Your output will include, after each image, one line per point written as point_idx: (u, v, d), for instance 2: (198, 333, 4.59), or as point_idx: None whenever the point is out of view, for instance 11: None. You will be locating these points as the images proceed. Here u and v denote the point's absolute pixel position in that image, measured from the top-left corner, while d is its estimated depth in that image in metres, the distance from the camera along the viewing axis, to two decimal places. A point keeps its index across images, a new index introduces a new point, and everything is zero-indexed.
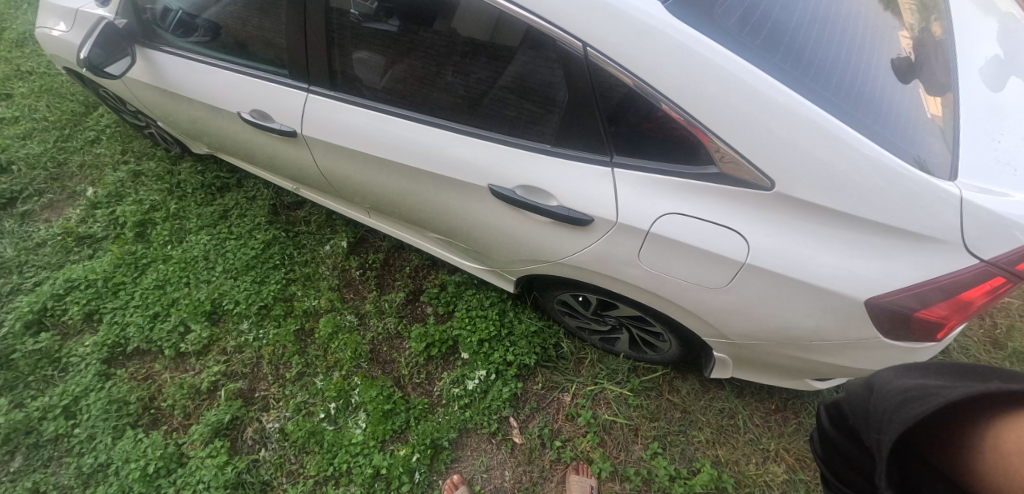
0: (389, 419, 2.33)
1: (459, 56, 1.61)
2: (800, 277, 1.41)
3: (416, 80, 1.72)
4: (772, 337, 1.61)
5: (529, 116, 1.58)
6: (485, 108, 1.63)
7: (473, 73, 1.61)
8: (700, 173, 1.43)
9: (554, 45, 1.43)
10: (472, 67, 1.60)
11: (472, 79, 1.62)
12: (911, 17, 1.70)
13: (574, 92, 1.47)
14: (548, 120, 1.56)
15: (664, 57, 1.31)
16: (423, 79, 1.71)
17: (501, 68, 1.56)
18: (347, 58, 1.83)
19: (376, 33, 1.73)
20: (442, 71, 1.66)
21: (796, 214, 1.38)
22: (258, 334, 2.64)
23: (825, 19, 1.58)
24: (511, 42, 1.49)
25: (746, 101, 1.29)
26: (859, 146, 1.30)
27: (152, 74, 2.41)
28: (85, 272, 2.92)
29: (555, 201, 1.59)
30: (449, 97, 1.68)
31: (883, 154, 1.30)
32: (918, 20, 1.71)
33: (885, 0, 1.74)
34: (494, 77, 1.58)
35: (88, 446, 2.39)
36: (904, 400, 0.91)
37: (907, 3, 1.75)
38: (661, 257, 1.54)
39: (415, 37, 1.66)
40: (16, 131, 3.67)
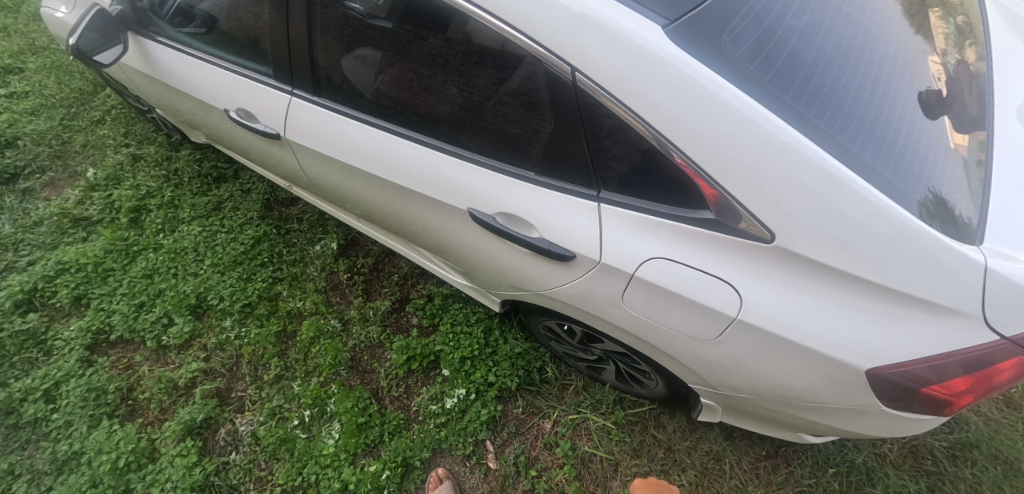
0: (362, 432, 2.27)
1: (459, 66, 1.47)
2: (794, 336, 1.30)
3: (421, 88, 1.59)
4: (760, 390, 1.51)
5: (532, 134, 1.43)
6: (485, 121, 1.50)
7: (476, 83, 1.46)
8: (694, 217, 1.29)
9: (541, 67, 1.31)
10: (476, 77, 1.46)
11: (474, 88, 1.48)
12: (944, 43, 1.56)
13: (562, 119, 1.35)
14: (537, 146, 1.44)
15: (663, 88, 1.18)
16: (428, 88, 1.58)
17: (504, 79, 1.41)
18: (350, 57, 1.70)
19: (383, 34, 1.58)
20: (446, 81, 1.52)
21: (795, 271, 1.26)
22: (239, 333, 2.59)
23: (850, 52, 1.43)
24: (519, 54, 1.33)
25: (749, 142, 1.17)
26: (871, 199, 1.17)
27: (144, 62, 2.38)
28: (77, 254, 2.90)
29: (536, 233, 1.48)
30: (448, 108, 1.56)
31: (897, 210, 1.18)
32: (952, 46, 1.57)
33: (917, 22, 1.59)
34: (496, 87, 1.43)
35: (64, 432, 2.37)
36: None
37: (941, 27, 1.60)
38: (646, 303, 1.42)
39: (423, 43, 1.51)
40: (23, 106, 3.68)
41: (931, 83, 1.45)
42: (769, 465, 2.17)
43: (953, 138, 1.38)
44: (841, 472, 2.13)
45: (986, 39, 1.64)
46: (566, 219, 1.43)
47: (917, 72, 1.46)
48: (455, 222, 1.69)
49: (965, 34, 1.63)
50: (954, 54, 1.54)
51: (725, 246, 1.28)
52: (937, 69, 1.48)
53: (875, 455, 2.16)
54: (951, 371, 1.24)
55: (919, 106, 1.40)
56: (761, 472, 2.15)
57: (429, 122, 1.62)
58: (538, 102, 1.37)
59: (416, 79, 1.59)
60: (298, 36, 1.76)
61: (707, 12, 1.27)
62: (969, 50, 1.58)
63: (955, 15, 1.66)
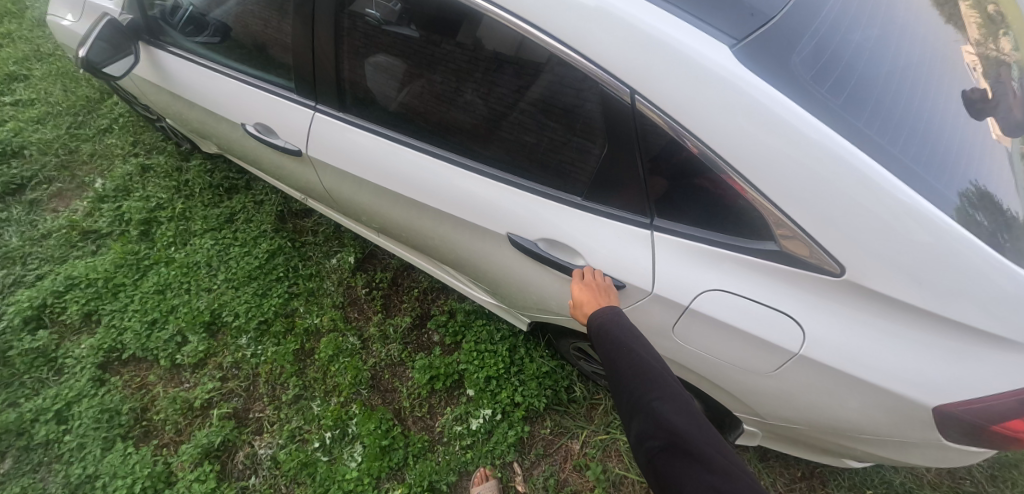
0: (386, 455, 2.20)
1: (479, 76, 1.42)
2: (861, 374, 1.22)
3: (434, 96, 1.54)
4: (814, 423, 1.44)
5: (577, 156, 1.35)
6: (503, 132, 1.45)
7: (494, 91, 1.41)
8: (757, 249, 1.21)
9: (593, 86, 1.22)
10: (494, 85, 1.40)
11: (494, 97, 1.42)
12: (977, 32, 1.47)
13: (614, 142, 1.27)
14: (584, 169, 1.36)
15: (732, 115, 1.10)
16: (441, 96, 1.53)
17: (524, 87, 1.35)
18: (362, 63, 1.64)
19: (396, 39, 1.53)
20: (462, 88, 1.47)
21: (865, 306, 1.19)
22: (256, 351, 2.52)
23: (920, 67, 1.34)
24: (535, 60, 1.29)
25: (824, 173, 1.09)
26: (924, 211, 1.10)
27: (155, 73, 2.30)
28: (86, 269, 2.83)
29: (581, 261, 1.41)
30: (467, 117, 1.50)
31: (942, 217, 1.11)
32: (985, 36, 1.47)
33: (947, 12, 1.50)
34: (516, 96, 1.38)
35: (77, 455, 2.30)
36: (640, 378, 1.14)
37: (973, 16, 1.51)
38: (699, 336, 1.34)
39: (437, 49, 1.46)
40: (29, 115, 3.60)
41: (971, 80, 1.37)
42: (805, 488, 2.10)
43: (994, 132, 1.33)
44: None
45: (1018, 29, 1.55)
46: (613, 245, 1.36)
47: (962, 73, 1.38)
48: (491, 245, 1.63)
49: (998, 22, 1.53)
50: (990, 46, 1.46)
51: (789, 279, 1.20)
52: (971, 61, 1.41)
53: (913, 475, 2.09)
54: (1009, 408, 1.18)
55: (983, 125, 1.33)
56: None
57: (461, 140, 1.54)
58: (581, 121, 1.30)
59: (446, 95, 1.51)
60: (320, 49, 1.68)
61: (773, 29, 1.19)
62: (1004, 40, 1.48)
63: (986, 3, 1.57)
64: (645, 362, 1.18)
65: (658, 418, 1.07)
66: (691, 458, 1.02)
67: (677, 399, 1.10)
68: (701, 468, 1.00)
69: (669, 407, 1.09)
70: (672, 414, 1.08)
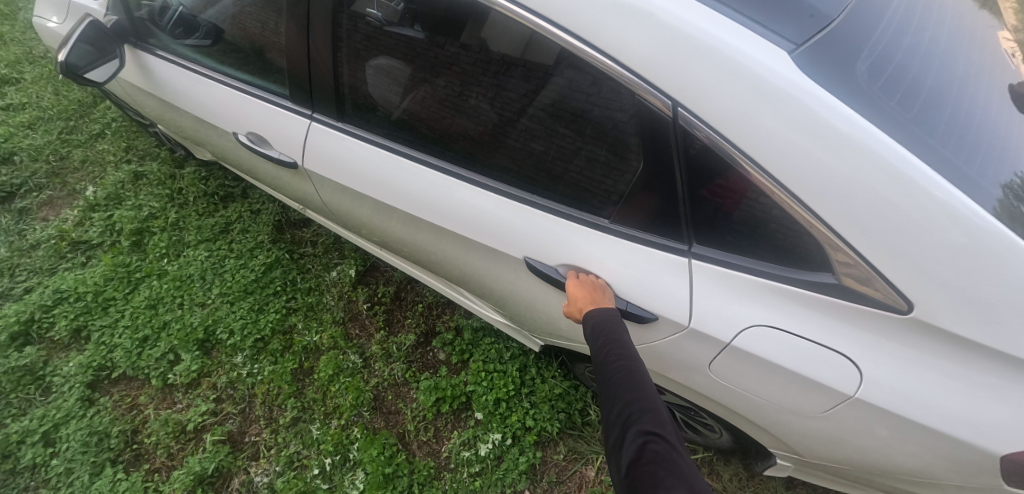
0: (390, 484, 2.07)
1: (486, 81, 1.28)
2: (924, 420, 1.08)
3: (436, 102, 1.42)
4: (860, 466, 1.31)
5: (602, 173, 1.22)
6: (512, 142, 1.32)
7: (502, 96, 1.27)
8: (810, 280, 1.08)
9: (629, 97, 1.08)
10: (502, 89, 1.26)
11: (502, 102, 1.28)
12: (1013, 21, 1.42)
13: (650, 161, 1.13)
14: (610, 188, 1.22)
15: (790, 131, 0.97)
16: (444, 101, 1.40)
17: (535, 91, 1.21)
18: (361, 67, 1.51)
19: (398, 41, 1.40)
20: (466, 93, 1.34)
21: (933, 345, 1.05)
22: (252, 370, 2.39)
23: (982, 77, 1.22)
24: (545, 60, 1.16)
25: (893, 197, 0.95)
26: (979, 227, 0.96)
27: (144, 78, 2.16)
28: (76, 282, 2.70)
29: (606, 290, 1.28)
30: (473, 125, 1.37)
31: (997, 227, 0.97)
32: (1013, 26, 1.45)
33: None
34: (524, 102, 1.24)
35: (64, 481, 2.18)
36: (626, 387, 1.07)
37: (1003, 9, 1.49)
38: (740, 373, 1.21)
39: (440, 51, 1.33)
40: (19, 120, 3.47)
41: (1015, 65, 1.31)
42: None
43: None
44: None
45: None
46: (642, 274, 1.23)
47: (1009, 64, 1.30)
48: (505, 269, 1.49)
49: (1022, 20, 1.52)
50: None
51: (844, 314, 1.07)
52: (1010, 46, 1.35)
53: None
54: None
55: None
56: None
57: (472, 155, 1.41)
58: (605, 132, 1.17)
59: (455, 105, 1.38)
60: (318, 53, 1.54)
61: (834, 34, 1.07)
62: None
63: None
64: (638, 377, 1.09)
65: (632, 437, 0.99)
66: (657, 487, 0.93)
67: (662, 423, 1.00)
68: None
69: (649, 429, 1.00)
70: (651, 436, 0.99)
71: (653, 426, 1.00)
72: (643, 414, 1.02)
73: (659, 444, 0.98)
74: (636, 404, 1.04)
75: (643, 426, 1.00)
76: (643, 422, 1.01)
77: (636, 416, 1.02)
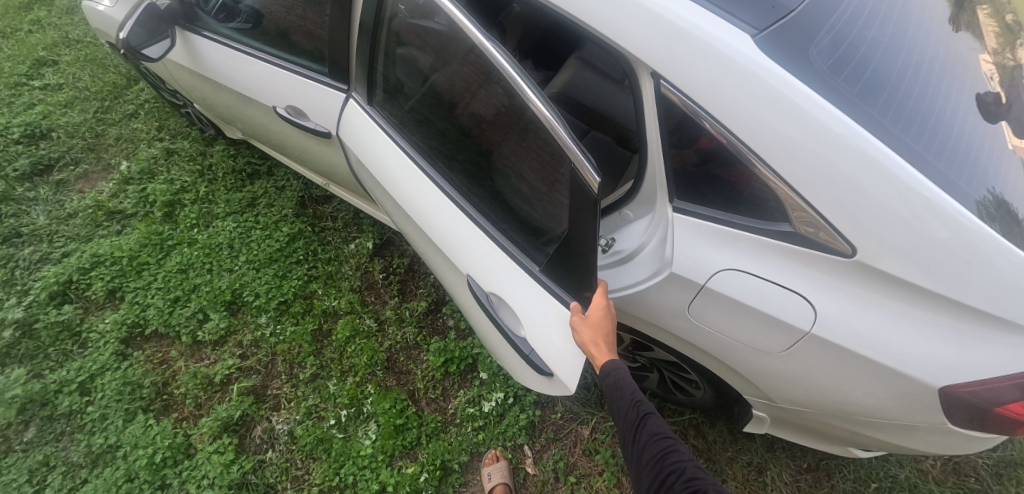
0: (400, 434, 2.28)
1: (489, 90, 1.50)
2: (868, 354, 1.27)
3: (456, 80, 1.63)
4: (822, 407, 1.49)
5: (557, 178, 1.37)
6: (508, 128, 1.51)
7: (496, 87, 1.45)
8: (773, 229, 1.29)
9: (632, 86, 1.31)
10: (496, 82, 1.44)
11: (496, 92, 1.46)
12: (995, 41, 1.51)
13: (577, 235, 1.34)
14: (562, 194, 1.37)
15: (752, 102, 1.16)
16: (460, 82, 1.61)
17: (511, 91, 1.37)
18: (389, 51, 1.76)
19: (419, 26, 1.62)
20: (474, 78, 1.54)
21: (877, 287, 1.24)
22: (274, 330, 2.60)
23: (940, 63, 1.40)
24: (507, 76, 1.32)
25: (835, 158, 1.15)
26: (904, 179, 1.15)
27: (189, 56, 2.38)
28: (112, 248, 2.90)
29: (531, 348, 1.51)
30: (483, 105, 1.57)
31: (924, 185, 1.15)
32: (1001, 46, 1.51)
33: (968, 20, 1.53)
34: (508, 96, 1.40)
35: (99, 425, 2.37)
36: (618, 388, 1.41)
37: (991, 26, 1.55)
38: (714, 314, 1.40)
39: (453, 39, 1.52)
40: (58, 99, 3.70)
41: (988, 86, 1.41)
42: (811, 478, 2.17)
43: (1002, 127, 1.37)
44: (884, 487, 2.14)
45: None
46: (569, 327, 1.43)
47: (965, 61, 1.44)
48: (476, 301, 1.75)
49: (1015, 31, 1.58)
50: (1006, 55, 1.50)
51: (801, 258, 1.27)
52: (989, 69, 1.45)
53: (917, 471, 2.17)
54: (1006, 393, 1.22)
55: (1007, 143, 1.36)
56: (802, 484, 2.16)
57: (481, 185, 1.67)
58: (551, 144, 1.31)
59: (471, 90, 1.58)
60: (358, 34, 1.77)
61: (796, 25, 1.25)
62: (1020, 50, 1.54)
63: (1005, 12, 1.61)
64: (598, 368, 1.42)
65: (635, 410, 1.37)
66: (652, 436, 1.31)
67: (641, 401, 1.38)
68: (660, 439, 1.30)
69: (638, 415, 1.36)
70: (645, 414, 1.36)
71: (633, 401, 1.38)
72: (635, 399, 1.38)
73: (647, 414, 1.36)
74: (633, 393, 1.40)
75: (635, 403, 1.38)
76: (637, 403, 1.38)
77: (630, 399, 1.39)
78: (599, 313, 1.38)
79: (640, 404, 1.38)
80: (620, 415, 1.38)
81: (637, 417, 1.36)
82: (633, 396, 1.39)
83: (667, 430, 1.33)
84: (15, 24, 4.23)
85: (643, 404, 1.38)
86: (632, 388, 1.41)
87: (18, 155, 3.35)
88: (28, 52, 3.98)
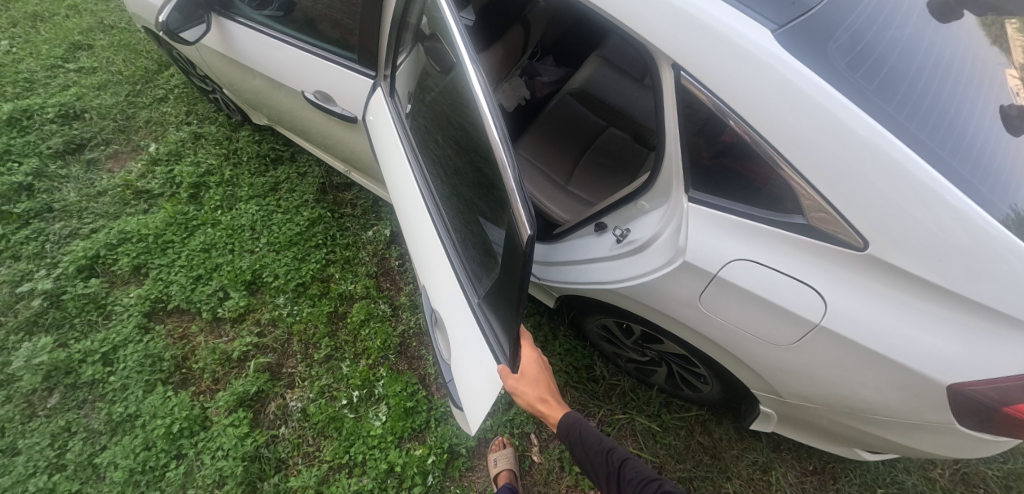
0: (410, 417, 2.34)
1: (466, 120, 1.44)
2: (876, 348, 1.29)
3: None
4: (829, 403, 1.51)
5: (502, 213, 1.33)
6: (472, 153, 1.46)
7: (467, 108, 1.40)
8: (786, 221, 1.32)
9: (652, 82, 1.34)
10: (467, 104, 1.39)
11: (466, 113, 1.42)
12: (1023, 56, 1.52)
13: (511, 280, 1.29)
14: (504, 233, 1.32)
15: (769, 93, 1.19)
16: (448, 95, 1.58)
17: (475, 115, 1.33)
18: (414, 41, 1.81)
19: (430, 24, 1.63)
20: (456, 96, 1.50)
21: (888, 281, 1.26)
22: (292, 310, 2.68)
23: (960, 64, 1.42)
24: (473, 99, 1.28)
25: (848, 152, 1.18)
26: (917, 175, 1.17)
27: (222, 41, 2.45)
28: (138, 225, 2.98)
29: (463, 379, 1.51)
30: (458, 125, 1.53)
31: (939, 182, 1.17)
32: None
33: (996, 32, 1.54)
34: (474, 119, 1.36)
35: (120, 395, 2.45)
36: (596, 439, 1.58)
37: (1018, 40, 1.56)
38: (724, 304, 1.43)
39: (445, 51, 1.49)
40: (91, 81, 3.82)
41: (1011, 94, 1.43)
42: (816, 480, 2.18)
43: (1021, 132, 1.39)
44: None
45: None
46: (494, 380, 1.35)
47: (985, 64, 1.46)
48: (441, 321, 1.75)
49: None
50: None
51: (813, 251, 1.30)
52: (1016, 83, 1.47)
53: (925, 479, 2.16)
54: (1015, 394, 1.23)
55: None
56: (807, 486, 2.17)
57: (455, 204, 1.64)
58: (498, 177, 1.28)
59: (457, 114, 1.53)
60: (388, 21, 1.82)
61: (817, 22, 1.28)
62: None
63: None
64: (561, 425, 1.58)
65: (615, 458, 1.53)
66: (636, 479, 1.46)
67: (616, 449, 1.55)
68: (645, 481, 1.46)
69: (618, 461, 1.52)
70: (623, 460, 1.52)
71: (612, 450, 1.55)
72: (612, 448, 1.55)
73: (629, 461, 1.52)
74: (610, 443, 1.57)
75: (614, 451, 1.55)
76: (615, 451, 1.55)
77: (607, 448, 1.56)
78: (533, 370, 1.52)
79: (619, 451, 1.54)
80: (599, 465, 1.54)
81: (621, 464, 1.51)
82: (611, 444, 1.56)
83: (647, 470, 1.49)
84: (53, 8, 4.37)
85: (616, 451, 1.55)
86: (601, 439, 1.58)
87: (52, 134, 3.47)
88: (65, 36, 4.11)
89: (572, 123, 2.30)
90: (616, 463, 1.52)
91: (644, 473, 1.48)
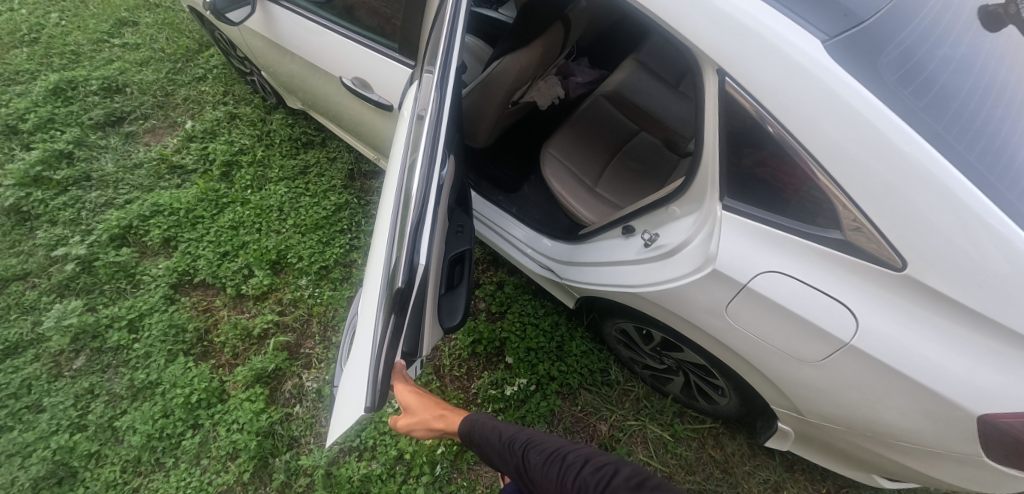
0: None
1: None
2: (908, 372, 1.27)
3: None
4: (851, 425, 1.48)
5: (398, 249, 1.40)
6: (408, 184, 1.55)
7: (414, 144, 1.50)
8: (822, 235, 1.30)
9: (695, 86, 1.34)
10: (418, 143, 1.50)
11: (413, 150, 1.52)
12: None
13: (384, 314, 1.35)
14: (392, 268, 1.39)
15: (814, 104, 1.17)
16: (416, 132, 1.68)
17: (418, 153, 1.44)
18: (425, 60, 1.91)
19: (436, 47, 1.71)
20: None
21: (926, 304, 1.23)
22: (314, 292, 2.72)
23: (1013, 88, 1.38)
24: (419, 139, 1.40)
25: (891, 169, 1.15)
26: (963, 197, 1.14)
27: (266, 24, 2.49)
28: (171, 199, 3.04)
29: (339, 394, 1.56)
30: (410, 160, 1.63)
31: (985, 206, 1.14)
32: None
33: None
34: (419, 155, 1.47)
35: (143, 362, 2.51)
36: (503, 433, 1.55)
37: None
38: (751, 315, 1.42)
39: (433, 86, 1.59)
40: (135, 57, 3.92)
41: None
42: None
43: None
44: None
45: None
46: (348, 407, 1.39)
47: None
48: (345, 343, 1.74)
49: None
50: None
51: (847, 267, 1.28)
52: None
53: None
54: None
55: None
56: None
57: None
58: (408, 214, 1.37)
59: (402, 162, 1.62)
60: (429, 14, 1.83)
61: (871, 36, 1.26)
62: None
63: None
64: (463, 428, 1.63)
65: (517, 444, 1.49)
66: (543, 457, 1.41)
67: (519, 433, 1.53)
68: (550, 457, 1.40)
69: (522, 446, 1.48)
70: (527, 444, 1.48)
71: (517, 438, 1.51)
72: (519, 434, 1.52)
73: (535, 442, 1.47)
74: (513, 432, 1.54)
75: (519, 439, 1.51)
76: (521, 437, 1.51)
77: (513, 436, 1.52)
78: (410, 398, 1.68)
79: (523, 439, 1.50)
80: (507, 453, 1.50)
81: (525, 451, 1.47)
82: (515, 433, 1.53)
83: (553, 445, 1.44)
84: None
85: (519, 438, 1.51)
86: (503, 430, 1.56)
87: (94, 105, 3.56)
88: (112, 12, 4.22)
89: (604, 125, 2.30)
90: (523, 450, 1.47)
91: (548, 449, 1.43)
